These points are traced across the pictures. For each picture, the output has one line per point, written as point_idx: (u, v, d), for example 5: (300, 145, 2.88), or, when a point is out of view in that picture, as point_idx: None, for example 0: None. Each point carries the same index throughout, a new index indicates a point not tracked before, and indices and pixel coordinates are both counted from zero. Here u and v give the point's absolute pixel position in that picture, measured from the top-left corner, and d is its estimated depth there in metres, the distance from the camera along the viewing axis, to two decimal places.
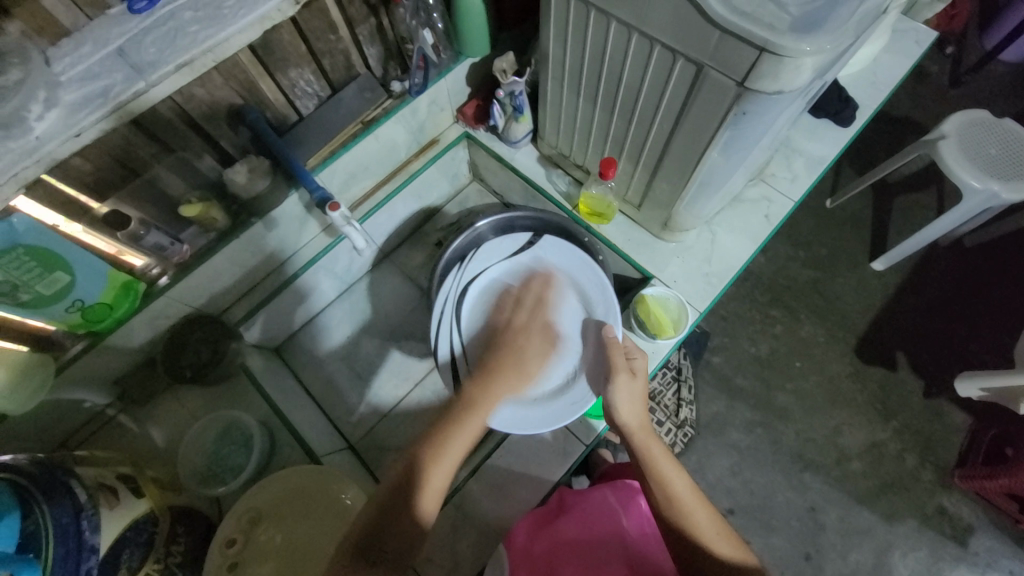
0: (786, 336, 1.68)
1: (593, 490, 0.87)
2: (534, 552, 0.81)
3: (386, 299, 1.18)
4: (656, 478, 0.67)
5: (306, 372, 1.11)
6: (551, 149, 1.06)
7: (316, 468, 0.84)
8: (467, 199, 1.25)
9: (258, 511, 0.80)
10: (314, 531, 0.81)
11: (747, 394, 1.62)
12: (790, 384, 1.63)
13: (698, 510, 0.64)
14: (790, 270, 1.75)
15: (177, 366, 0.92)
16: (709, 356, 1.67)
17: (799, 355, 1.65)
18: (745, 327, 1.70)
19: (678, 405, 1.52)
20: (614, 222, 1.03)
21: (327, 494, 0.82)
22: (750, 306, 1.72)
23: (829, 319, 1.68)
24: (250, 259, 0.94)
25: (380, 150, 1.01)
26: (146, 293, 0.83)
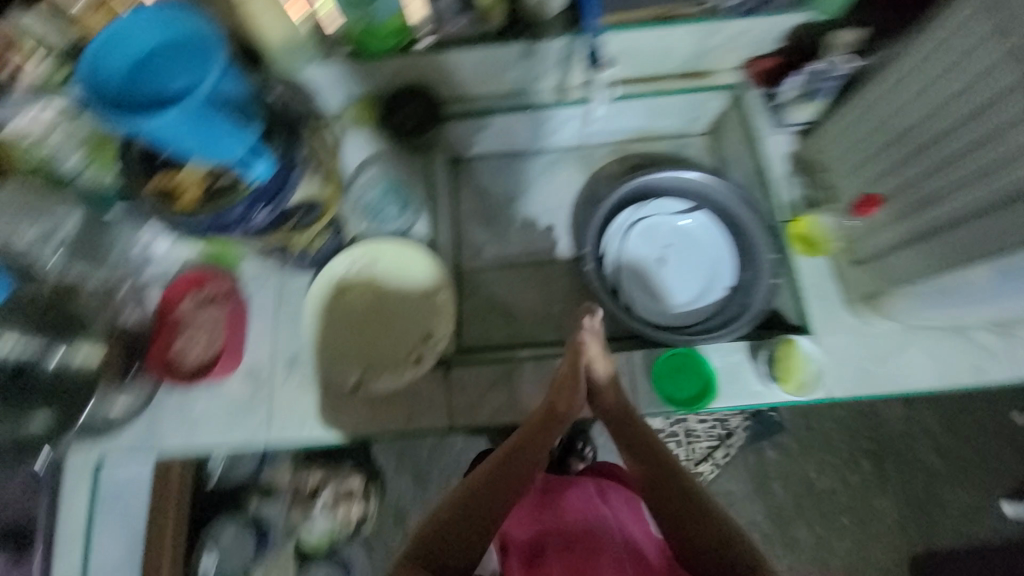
0: (856, 489, 1.54)
1: (574, 484, 0.93)
2: (525, 541, 0.85)
3: (555, 181, 1.16)
4: (642, 458, 0.81)
5: (462, 192, 1.16)
6: (814, 152, 0.98)
7: (432, 270, 0.96)
8: (686, 147, 1.16)
9: (380, 261, 0.95)
10: (405, 303, 0.96)
11: (773, 504, 1.55)
12: (822, 529, 1.53)
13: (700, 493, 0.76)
14: (913, 441, 1.56)
15: (384, 117, 1.00)
16: (767, 448, 1.59)
17: (851, 514, 1.54)
18: (823, 452, 1.57)
19: (703, 457, 1.52)
20: (815, 260, 0.93)
21: (431, 289, 0.96)
22: (845, 441, 1.59)
23: (912, 507, 1.54)
24: (492, 71, 0.99)
25: (658, 50, 0.97)
26: (407, 46, 0.92)
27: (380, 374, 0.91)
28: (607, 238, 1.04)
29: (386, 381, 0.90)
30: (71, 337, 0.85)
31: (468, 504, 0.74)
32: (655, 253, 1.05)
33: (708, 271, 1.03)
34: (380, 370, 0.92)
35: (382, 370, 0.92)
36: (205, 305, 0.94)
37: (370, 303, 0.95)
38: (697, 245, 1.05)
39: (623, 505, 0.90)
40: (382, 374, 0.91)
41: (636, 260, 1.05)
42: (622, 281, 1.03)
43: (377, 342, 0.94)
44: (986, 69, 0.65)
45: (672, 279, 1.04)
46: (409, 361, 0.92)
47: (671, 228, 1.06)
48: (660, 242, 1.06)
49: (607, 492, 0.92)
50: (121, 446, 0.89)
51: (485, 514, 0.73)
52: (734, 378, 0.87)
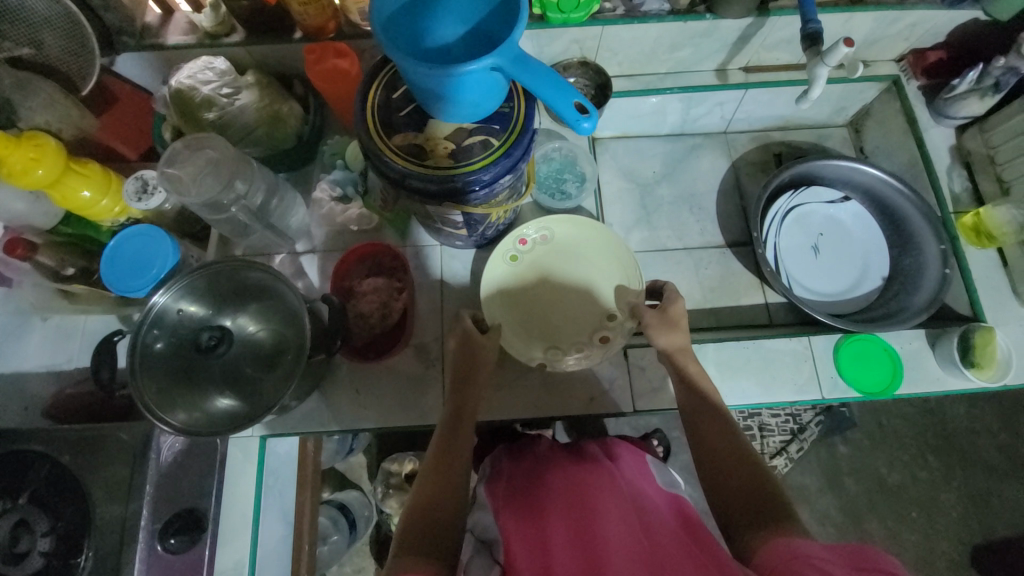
0: (925, 483, 1.73)
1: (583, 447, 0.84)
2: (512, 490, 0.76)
3: (699, 165, 1.14)
4: (688, 395, 0.74)
5: (603, 170, 1.13)
6: (979, 146, 0.99)
7: (607, 246, 0.91)
8: (826, 138, 1.17)
9: (550, 237, 0.91)
10: (580, 282, 0.90)
11: (845, 496, 1.73)
12: (892, 522, 1.71)
13: (729, 433, 0.69)
14: (976, 441, 1.76)
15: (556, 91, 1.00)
16: (838, 443, 1.77)
17: (918, 507, 1.71)
18: (893, 449, 1.77)
19: (777, 450, 1.70)
20: (981, 252, 0.95)
21: (609, 267, 0.90)
22: (913, 439, 1.77)
23: (976, 504, 1.71)
24: (663, 47, 0.99)
25: (834, 34, 0.97)
26: (590, 17, 0.91)
27: (562, 354, 0.87)
28: (766, 221, 1.04)
29: (570, 362, 0.86)
30: (235, 313, 0.80)
31: (429, 506, 0.64)
32: (810, 242, 1.06)
33: (861, 260, 1.04)
34: (562, 350, 0.87)
35: (564, 350, 0.87)
36: (372, 275, 0.89)
37: (545, 282, 0.91)
38: (849, 235, 1.06)
39: (632, 468, 0.80)
40: (565, 354, 0.87)
41: (791, 246, 1.05)
42: (781, 266, 1.03)
43: (554, 323, 0.89)
44: None
45: (828, 266, 1.04)
46: (592, 342, 0.87)
47: (824, 217, 1.07)
48: (813, 231, 1.06)
49: (609, 449, 0.84)
50: (292, 420, 0.85)
51: (448, 515, 0.64)
52: (914, 364, 0.88)
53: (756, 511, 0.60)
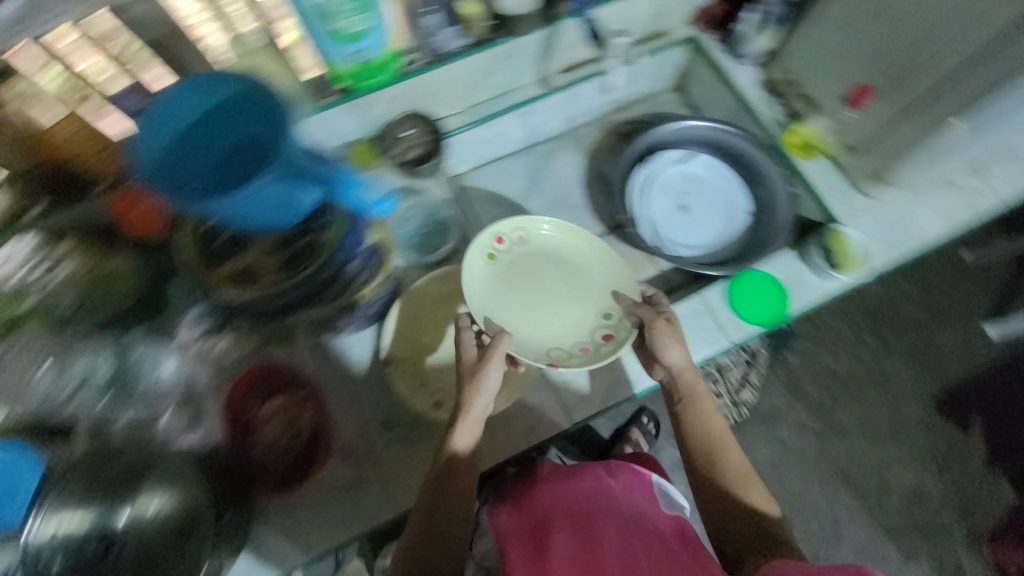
0: (871, 360, 1.94)
1: (584, 468, 0.89)
2: (525, 526, 0.78)
3: (559, 168, 1.19)
4: (698, 415, 0.83)
5: (475, 205, 1.13)
6: (782, 74, 1.06)
7: (584, 245, 0.94)
8: (659, 104, 1.24)
9: (527, 239, 0.93)
10: (568, 284, 0.92)
11: (811, 401, 1.90)
12: (856, 406, 1.90)
13: (733, 451, 0.82)
14: (900, 307, 2.00)
15: (393, 148, 1.00)
16: (788, 356, 1.94)
17: (875, 385, 1.92)
18: (832, 341, 1.96)
19: (741, 385, 1.83)
20: (815, 162, 1.04)
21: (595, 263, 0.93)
22: (849, 328, 1.97)
23: (923, 364, 1.94)
24: (478, 78, 1.02)
25: (624, 18, 1.04)
26: (394, 74, 0.92)
27: (568, 356, 0.88)
28: (631, 199, 1.10)
29: (575, 362, 0.86)
30: (134, 496, 0.73)
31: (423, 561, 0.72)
32: (676, 202, 1.11)
33: (725, 203, 1.11)
34: (567, 353, 0.89)
35: (569, 353, 0.89)
36: (269, 398, 0.83)
37: (533, 288, 0.92)
38: (707, 184, 1.12)
39: (633, 483, 0.89)
40: (570, 356, 0.88)
41: (661, 213, 1.10)
42: (660, 236, 1.09)
43: (556, 326, 0.91)
44: None
45: (698, 219, 1.11)
46: (595, 341, 0.88)
47: (680, 176, 1.12)
48: (675, 192, 1.11)
49: (610, 468, 0.91)
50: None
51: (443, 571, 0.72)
52: (797, 284, 0.95)
53: (758, 545, 0.75)
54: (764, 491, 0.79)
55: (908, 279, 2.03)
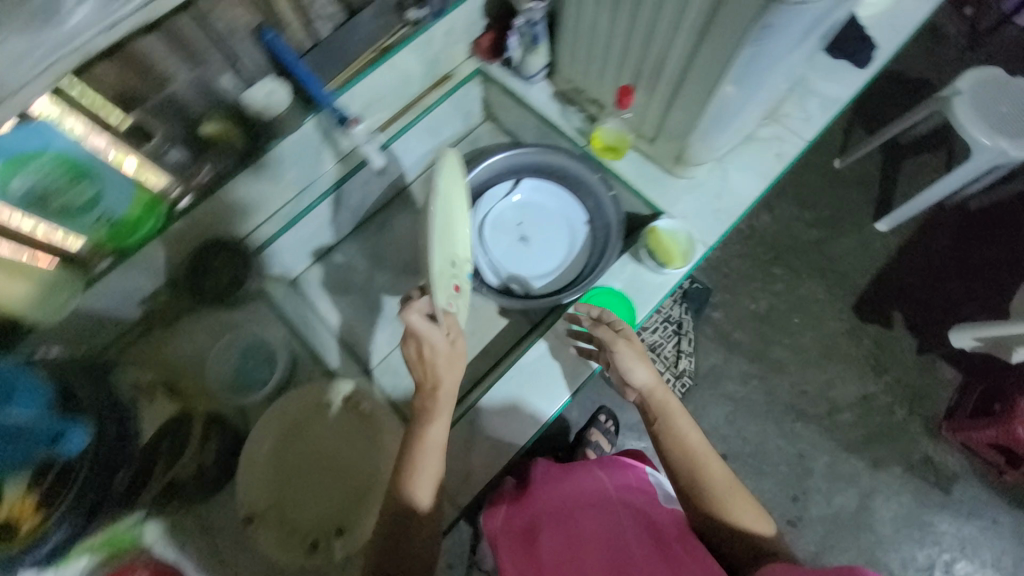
0: (785, 293, 1.92)
1: (580, 470, 0.94)
2: (519, 528, 0.89)
3: (398, 234, 1.18)
4: (670, 435, 0.81)
5: (322, 301, 1.12)
6: (566, 83, 1.05)
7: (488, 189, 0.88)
8: (479, 139, 1.24)
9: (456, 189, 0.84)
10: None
11: (745, 349, 1.87)
12: (787, 338, 1.89)
13: (713, 463, 0.79)
14: (796, 230, 1.98)
15: (200, 287, 0.95)
16: (711, 312, 1.91)
17: (797, 312, 1.90)
18: (747, 285, 1.93)
19: (677, 356, 1.79)
20: (626, 158, 1.03)
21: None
22: (751, 266, 1.94)
23: (830, 278, 1.92)
24: (269, 186, 0.96)
25: (396, 80, 1.02)
26: (168, 215, 0.85)
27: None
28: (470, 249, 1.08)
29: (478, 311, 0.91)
30: None
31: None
32: (517, 235, 1.11)
33: (563, 221, 1.11)
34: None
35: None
36: None
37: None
38: (542, 208, 1.12)
39: (631, 479, 0.91)
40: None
41: (505, 252, 1.10)
42: (507, 275, 1.07)
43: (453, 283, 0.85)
44: None
45: (543, 245, 1.10)
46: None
47: (513, 208, 1.12)
48: (512, 225, 1.11)
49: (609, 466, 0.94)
50: None
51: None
52: (639, 287, 0.95)
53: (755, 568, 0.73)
54: (750, 502, 0.76)
55: (793, 203, 2.01)
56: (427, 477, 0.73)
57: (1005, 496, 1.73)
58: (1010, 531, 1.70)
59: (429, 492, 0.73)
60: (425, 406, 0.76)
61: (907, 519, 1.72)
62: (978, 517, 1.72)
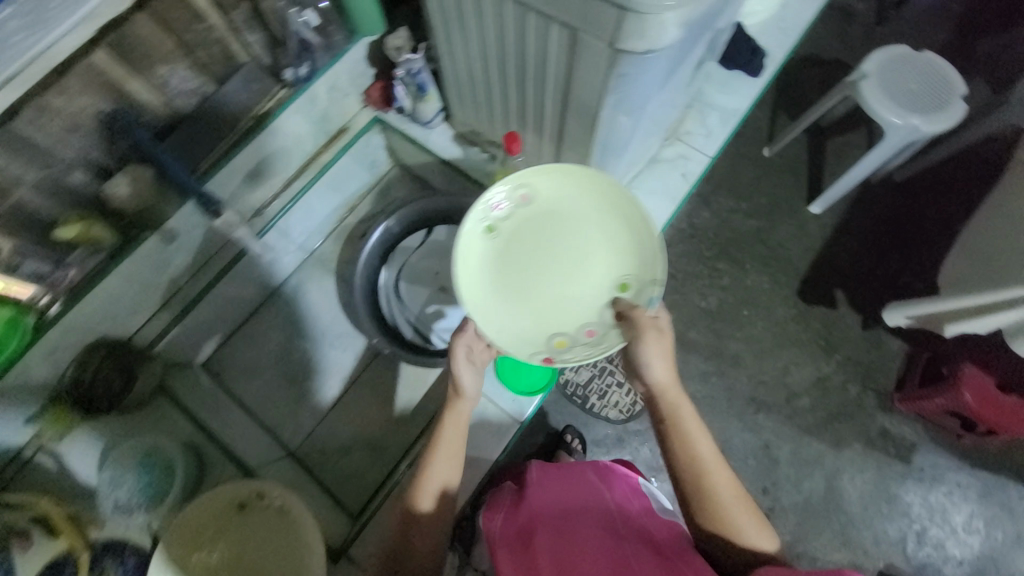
0: (732, 287, 1.75)
1: (575, 472, 0.89)
2: (515, 531, 0.79)
3: (317, 299, 1.13)
4: (678, 438, 0.74)
5: (240, 381, 1.06)
6: (463, 126, 1.02)
7: (585, 203, 0.75)
8: (388, 187, 1.19)
9: (531, 198, 0.75)
10: (573, 256, 0.74)
11: (702, 347, 1.70)
12: (740, 331, 1.72)
13: (719, 469, 0.73)
14: (732, 223, 1.81)
15: (87, 398, 0.86)
16: None
17: (746, 304, 1.74)
18: (693, 283, 1.76)
19: None
20: None
21: (621, 229, 0.74)
22: (697, 262, 1.77)
23: (772, 266, 1.77)
24: (154, 277, 0.90)
25: (282, 144, 0.96)
26: (37, 327, 0.77)
27: (572, 345, 0.73)
28: (385, 305, 1.08)
29: (583, 356, 0.72)
30: None
31: None
32: (435, 285, 1.10)
33: None
34: (571, 339, 0.73)
35: (574, 340, 0.73)
36: None
37: (537, 267, 0.75)
38: None
39: (626, 486, 0.87)
40: (575, 343, 0.73)
41: (423, 303, 1.09)
42: (427, 328, 1.07)
43: (541, 318, 0.74)
44: (470, 5, 0.69)
45: None
46: (602, 323, 0.73)
47: (429, 256, 1.10)
48: (430, 274, 1.10)
49: (606, 473, 0.89)
50: None
51: None
52: None
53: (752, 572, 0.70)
54: (757, 518, 0.72)
55: (728, 194, 1.84)
56: (433, 482, 0.74)
57: (977, 463, 1.59)
58: (976, 492, 1.57)
59: (431, 497, 0.74)
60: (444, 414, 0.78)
61: (876, 495, 1.58)
62: (953, 488, 1.58)
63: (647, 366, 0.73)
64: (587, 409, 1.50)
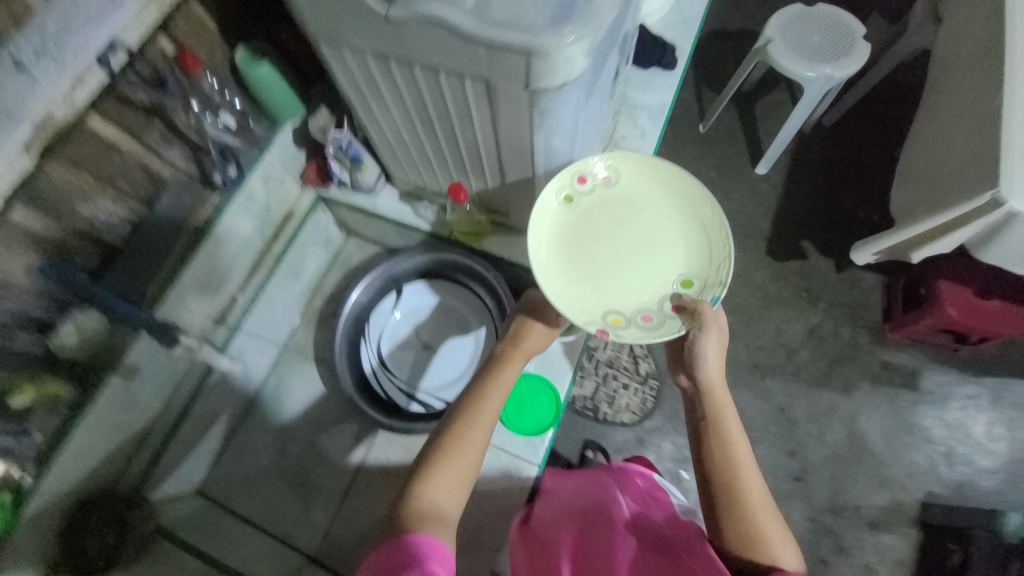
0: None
1: (592, 475, 0.92)
2: (535, 529, 0.83)
3: (303, 389, 1.09)
4: (717, 433, 0.68)
5: (241, 498, 1.01)
6: (406, 184, 1.02)
7: (665, 202, 0.77)
8: (349, 258, 1.18)
9: (615, 181, 0.77)
10: (639, 244, 0.75)
11: None
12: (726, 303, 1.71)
13: (755, 478, 0.66)
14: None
15: (84, 560, 0.77)
16: None
17: None
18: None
19: (635, 362, 1.51)
20: (494, 236, 1.01)
21: (690, 229, 0.75)
22: None
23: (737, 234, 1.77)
24: (127, 419, 0.85)
25: (230, 247, 0.95)
26: (14, 503, 0.71)
27: (626, 324, 0.71)
28: (373, 379, 1.05)
29: (637, 335, 0.69)
30: None
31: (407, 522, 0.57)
32: (418, 344, 1.09)
33: (458, 313, 1.09)
34: (627, 318, 0.72)
35: (629, 320, 0.71)
36: None
37: (596, 243, 0.75)
38: (433, 309, 1.10)
39: (645, 488, 0.87)
40: (630, 323, 0.71)
41: (410, 366, 1.07)
42: (421, 394, 1.05)
43: (598, 295, 0.73)
44: (382, 78, 0.69)
45: (448, 344, 1.09)
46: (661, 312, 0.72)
47: (405, 318, 1.10)
48: (410, 335, 1.09)
49: (627, 475, 0.90)
50: None
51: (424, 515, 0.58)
52: None
53: None
54: (792, 544, 0.63)
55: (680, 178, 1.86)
56: (454, 469, 0.62)
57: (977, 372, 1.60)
58: (986, 400, 1.58)
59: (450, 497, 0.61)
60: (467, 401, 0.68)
61: (897, 428, 1.57)
62: (963, 402, 1.58)
63: (703, 360, 0.69)
64: (601, 419, 1.48)
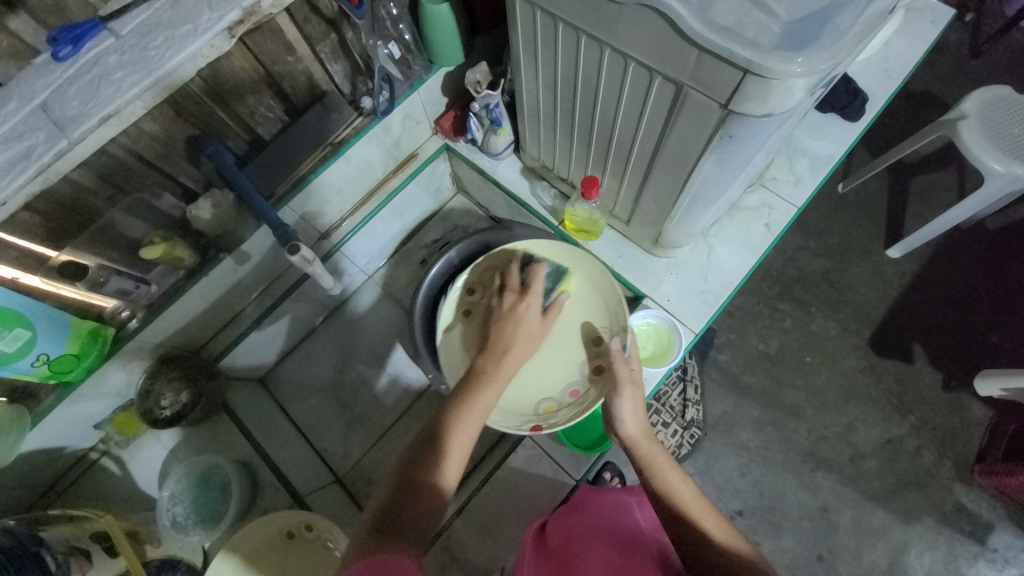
0: (797, 330, 1.53)
1: (614, 495, 0.87)
2: (554, 542, 0.81)
3: (372, 322, 1.13)
4: (658, 481, 0.65)
5: (293, 401, 1.07)
6: (533, 161, 0.99)
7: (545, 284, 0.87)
8: (450, 214, 1.19)
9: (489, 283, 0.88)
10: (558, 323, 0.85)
11: (756, 393, 1.49)
12: (800, 379, 1.49)
13: (704, 510, 0.62)
14: (799, 261, 1.58)
15: (155, 409, 0.92)
16: (715, 353, 1.52)
17: (810, 350, 1.51)
18: (753, 323, 1.54)
19: (684, 406, 1.41)
20: (603, 237, 0.97)
21: (583, 289, 0.86)
22: (758, 301, 1.56)
23: (839, 310, 1.54)
24: (223, 294, 0.91)
25: (355, 171, 0.97)
26: (116, 338, 0.81)
27: (558, 409, 0.80)
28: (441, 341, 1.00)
29: (569, 416, 0.78)
30: None
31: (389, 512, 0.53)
32: None
33: None
34: (556, 404, 0.81)
35: (559, 404, 0.81)
36: None
37: None
38: None
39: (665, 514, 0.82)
40: (561, 407, 0.80)
41: None
42: None
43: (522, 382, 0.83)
44: (563, 53, 0.66)
45: None
46: (576, 380, 0.81)
47: None
48: None
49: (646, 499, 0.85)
50: None
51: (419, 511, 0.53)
52: None
53: None
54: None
55: (795, 231, 1.65)
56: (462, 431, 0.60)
57: None
58: None
59: (459, 470, 0.58)
60: (481, 364, 0.68)
61: None
62: None
63: (622, 418, 0.70)
64: None
